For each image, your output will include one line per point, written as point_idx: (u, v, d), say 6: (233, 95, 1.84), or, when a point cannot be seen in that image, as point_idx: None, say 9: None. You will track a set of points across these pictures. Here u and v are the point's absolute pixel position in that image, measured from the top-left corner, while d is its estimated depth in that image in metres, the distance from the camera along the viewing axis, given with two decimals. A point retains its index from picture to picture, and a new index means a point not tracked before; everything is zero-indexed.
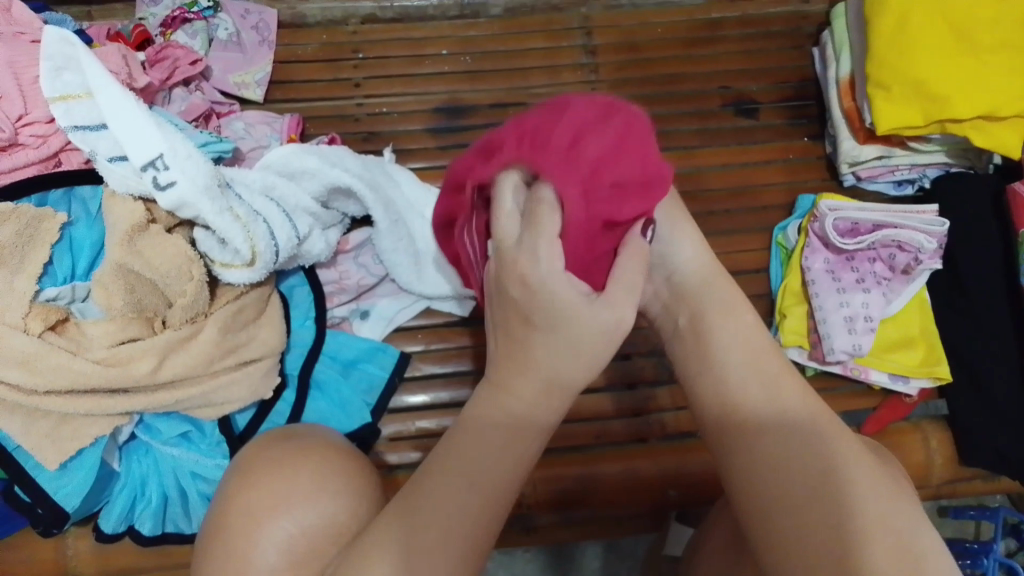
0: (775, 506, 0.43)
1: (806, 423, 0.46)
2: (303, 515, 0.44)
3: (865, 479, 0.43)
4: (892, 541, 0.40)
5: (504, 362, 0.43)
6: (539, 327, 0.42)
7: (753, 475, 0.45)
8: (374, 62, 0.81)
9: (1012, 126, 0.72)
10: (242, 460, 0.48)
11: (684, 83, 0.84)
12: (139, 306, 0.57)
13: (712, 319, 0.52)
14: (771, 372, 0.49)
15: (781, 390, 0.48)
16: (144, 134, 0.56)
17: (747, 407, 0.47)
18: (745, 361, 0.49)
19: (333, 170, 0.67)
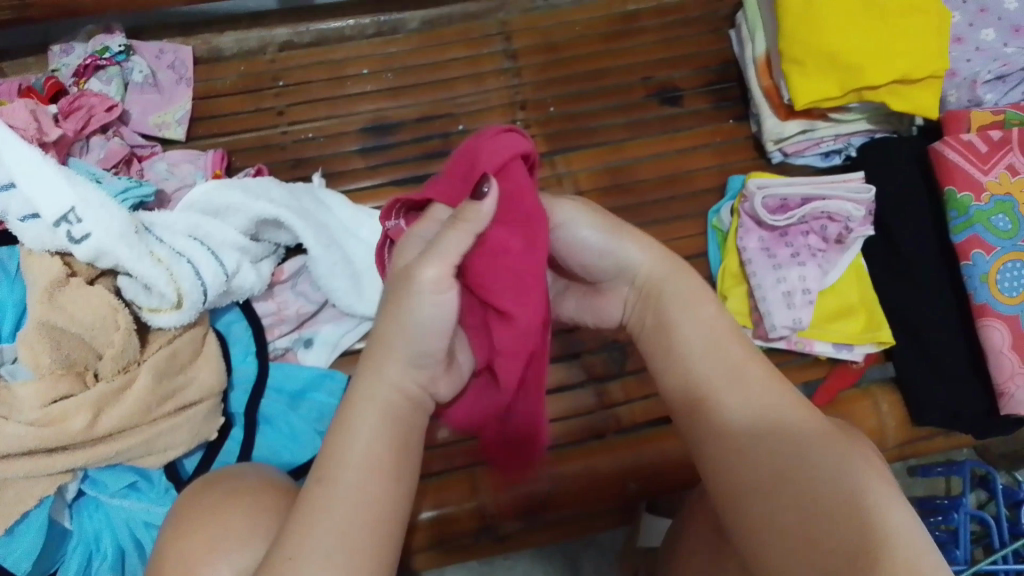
0: (749, 498, 0.40)
1: (779, 410, 0.42)
2: (238, 561, 0.44)
3: (841, 453, 0.39)
4: (876, 519, 0.36)
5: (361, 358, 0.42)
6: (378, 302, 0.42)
7: (737, 479, 0.40)
8: (295, 89, 0.81)
9: (926, 87, 0.73)
10: (182, 504, 0.49)
11: (606, 78, 0.84)
12: (67, 361, 0.57)
13: (679, 326, 0.46)
14: (736, 361, 0.44)
15: (747, 375, 0.43)
16: (54, 189, 0.57)
17: (709, 403, 0.43)
18: (709, 349, 0.44)
19: (257, 203, 0.66)
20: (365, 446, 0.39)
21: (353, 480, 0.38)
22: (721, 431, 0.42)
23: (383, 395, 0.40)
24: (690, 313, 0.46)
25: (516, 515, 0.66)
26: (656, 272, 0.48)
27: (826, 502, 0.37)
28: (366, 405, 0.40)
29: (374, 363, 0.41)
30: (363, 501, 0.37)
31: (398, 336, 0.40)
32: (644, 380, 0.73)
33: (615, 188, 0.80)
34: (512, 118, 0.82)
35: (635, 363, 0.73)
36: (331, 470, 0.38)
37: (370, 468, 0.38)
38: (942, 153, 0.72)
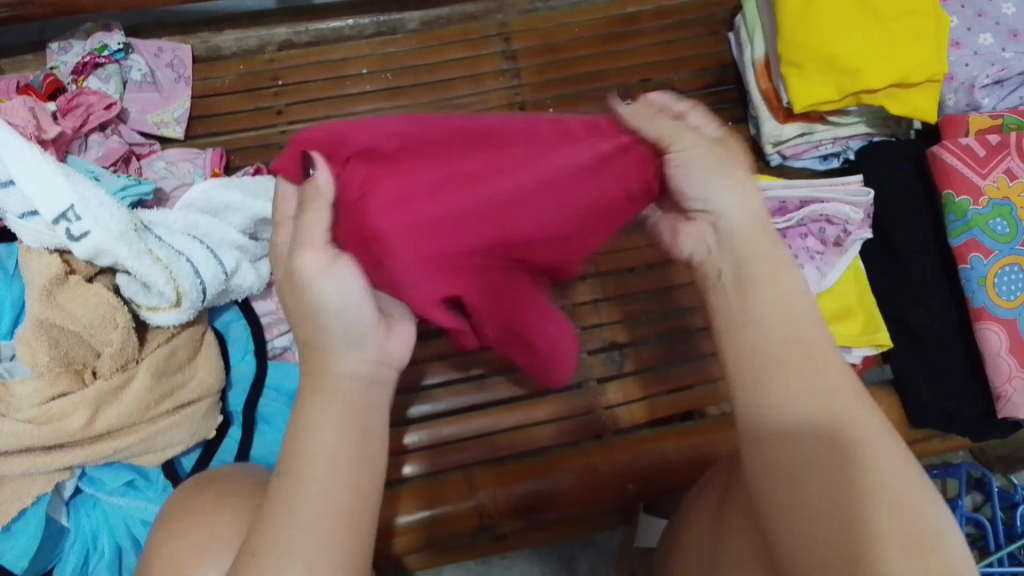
0: (782, 481, 0.37)
1: (844, 396, 0.38)
2: (224, 566, 0.44)
3: (891, 465, 0.37)
4: (914, 535, 0.34)
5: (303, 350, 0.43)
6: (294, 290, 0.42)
7: (767, 465, 0.38)
8: (293, 88, 0.81)
9: (922, 91, 0.74)
10: (175, 504, 0.49)
11: (605, 80, 0.84)
12: (66, 358, 0.57)
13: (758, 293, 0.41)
14: (808, 340, 0.40)
15: (816, 356, 0.39)
16: (53, 187, 0.56)
17: (759, 375, 0.39)
18: (788, 323, 0.40)
19: (257, 202, 0.66)
20: (335, 431, 0.40)
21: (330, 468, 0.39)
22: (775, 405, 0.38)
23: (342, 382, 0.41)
24: (772, 284, 0.42)
25: (514, 515, 0.66)
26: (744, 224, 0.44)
27: (851, 501, 0.35)
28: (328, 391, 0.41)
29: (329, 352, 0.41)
30: (333, 492, 0.38)
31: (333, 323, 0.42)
32: (642, 380, 0.73)
33: None
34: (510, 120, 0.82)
35: (633, 364, 0.74)
36: (305, 454, 0.39)
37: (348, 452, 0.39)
38: (941, 157, 0.72)
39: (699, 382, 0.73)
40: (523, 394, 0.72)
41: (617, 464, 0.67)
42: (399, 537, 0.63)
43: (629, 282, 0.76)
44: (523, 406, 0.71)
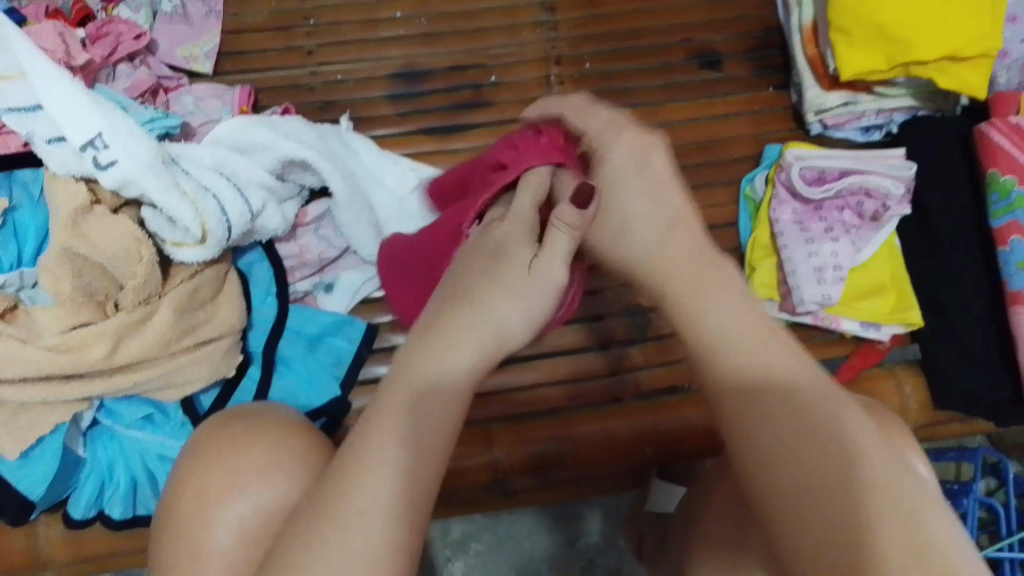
0: (774, 485, 0.37)
1: (819, 395, 0.39)
2: (261, 497, 0.44)
3: (884, 461, 0.37)
4: (908, 528, 0.34)
5: (441, 310, 0.42)
6: (490, 267, 0.44)
7: (772, 459, 0.37)
8: (326, 29, 0.79)
9: (975, 65, 0.71)
10: (197, 441, 0.47)
11: (644, 37, 0.82)
12: (88, 289, 0.57)
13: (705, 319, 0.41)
14: (782, 344, 0.40)
15: (774, 348, 0.40)
16: (83, 114, 0.56)
17: (751, 364, 0.39)
18: (753, 339, 0.40)
19: (285, 143, 0.65)
20: (407, 416, 0.38)
21: (402, 438, 0.38)
22: (767, 413, 0.38)
23: (424, 365, 0.40)
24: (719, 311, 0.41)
25: (526, 472, 0.66)
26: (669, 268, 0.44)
27: (852, 492, 0.36)
28: (413, 373, 0.40)
29: (435, 338, 0.41)
30: (392, 457, 0.37)
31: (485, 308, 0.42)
32: (665, 346, 0.71)
33: None
34: (546, 74, 0.80)
35: (657, 329, 0.72)
36: (372, 436, 0.38)
37: (414, 438, 0.38)
38: (988, 134, 0.70)
39: None
40: (544, 354, 0.70)
41: (635, 428, 0.66)
42: None
43: None
44: (542, 364, 0.70)
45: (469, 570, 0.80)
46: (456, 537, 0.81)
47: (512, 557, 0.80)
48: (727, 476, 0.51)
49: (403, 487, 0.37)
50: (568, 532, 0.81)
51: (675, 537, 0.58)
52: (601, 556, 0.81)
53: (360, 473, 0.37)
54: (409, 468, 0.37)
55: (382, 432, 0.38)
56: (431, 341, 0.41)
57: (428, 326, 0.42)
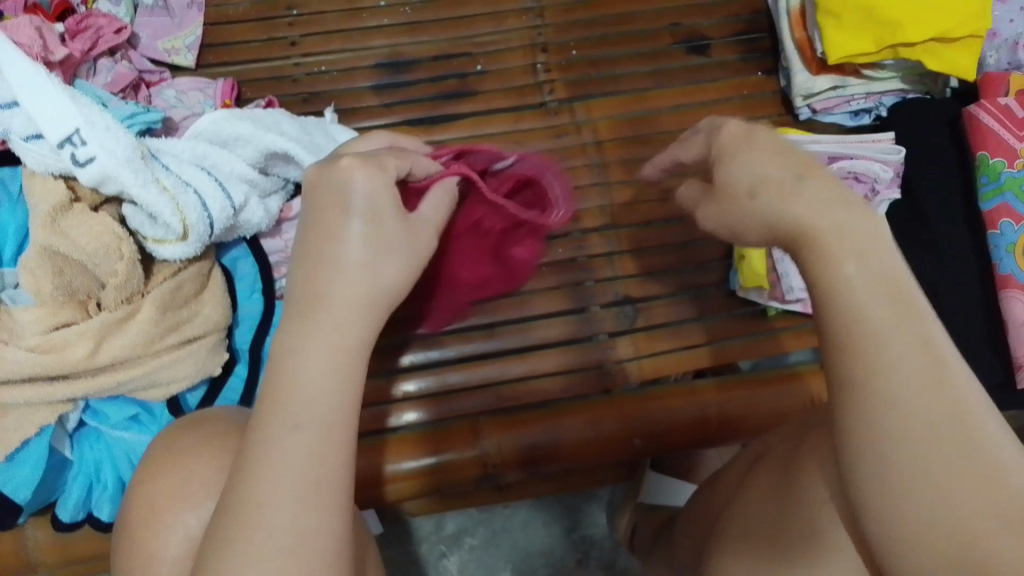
0: (860, 470, 0.35)
1: (900, 353, 0.34)
2: (209, 509, 0.43)
3: (936, 431, 0.33)
4: (929, 505, 0.33)
5: (305, 266, 0.38)
6: (353, 219, 0.38)
7: (841, 402, 0.35)
8: (309, 19, 0.78)
9: (964, 47, 0.70)
10: (167, 446, 0.47)
11: (631, 23, 0.81)
12: (69, 289, 0.56)
13: (842, 266, 0.35)
14: (881, 280, 0.35)
15: (881, 288, 0.35)
16: (60, 110, 0.55)
17: (851, 306, 0.35)
18: (880, 303, 0.34)
19: (268, 135, 0.64)
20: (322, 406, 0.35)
21: (306, 428, 0.34)
22: (871, 394, 0.34)
23: (304, 358, 0.36)
24: (862, 255, 0.35)
25: (518, 465, 0.65)
26: (827, 220, 0.36)
27: (894, 462, 0.33)
28: (298, 364, 0.36)
29: (313, 309, 0.36)
30: (299, 453, 0.34)
31: (355, 269, 0.38)
32: (654, 336, 0.71)
33: (633, 138, 0.77)
34: (532, 62, 0.79)
35: (646, 320, 0.71)
36: (285, 424, 0.34)
37: (315, 421, 0.35)
38: (976, 117, 0.70)
39: (716, 339, 0.71)
40: (530, 344, 0.70)
41: (624, 418, 0.65)
42: (397, 483, 0.63)
43: (648, 234, 0.73)
44: (534, 354, 0.69)
45: (464, 565, 0.80)
46: (450, 532, 0.81)
47: (506, 550, 0.80)
48: (752, 482, 0.52)
49: (305, 488, 0.34)
50: (561, 522, 0.81)
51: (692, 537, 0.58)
52: (596, 548, 0.81)
53: (257, 469, 0.34)
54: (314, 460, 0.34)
55: (284, 428, 0.34)
56: (316, 317, 0.36)
57: (309, 292, 0.37)
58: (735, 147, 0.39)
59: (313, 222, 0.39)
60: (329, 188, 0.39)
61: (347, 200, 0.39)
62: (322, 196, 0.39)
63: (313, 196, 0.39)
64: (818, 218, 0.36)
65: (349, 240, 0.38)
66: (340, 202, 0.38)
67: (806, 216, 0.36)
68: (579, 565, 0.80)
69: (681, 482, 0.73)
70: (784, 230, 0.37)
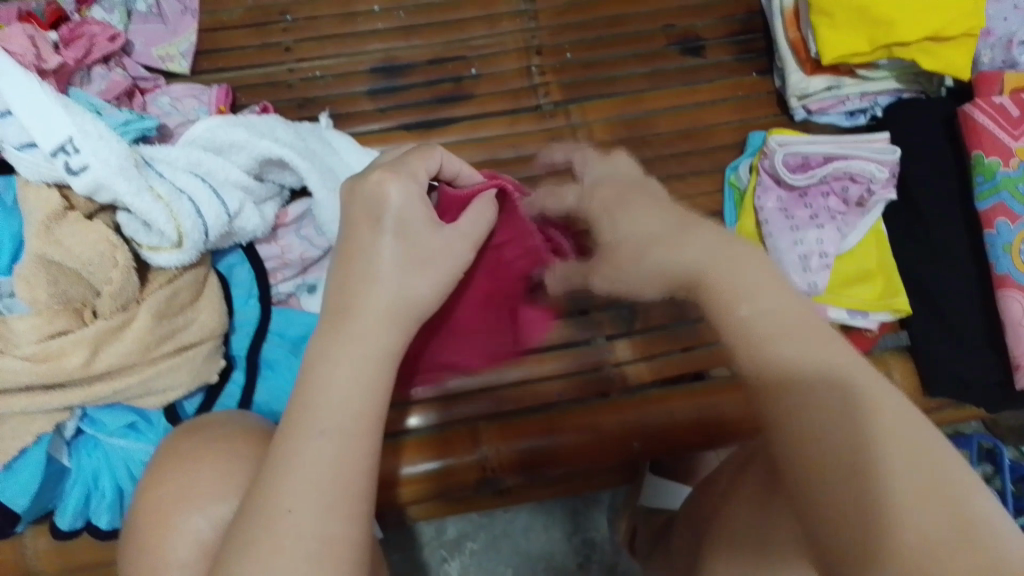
0: (825, 495, 0.33)
1: (830, 373, 0.35)
2: (216, 511, 0.43)
3: (894, 446, 0.33)
4: (913, 521, 0.31)
5: (342, 284, 0.39)
6: (386, 234, 0.40)
7: (790, 436, 0.34)
8: (303, 24, 0.78)
9: (958, 46, 0.70)
10: (164, 454, 0.47)
11: (625, 25, 0.81)
12: (64, 297, 0.56)
13: (735, 307, 0.37)
14: (787, 313, 0.37)
15: (787, 320, 0.37)
16: (53, 119, 0.55)
17: (768, 341, 0.36)
18: (785, 335, 0.36)
19: (262, 142, 0.64)
20: (347, 415, 0.36)
21: (333, 438, 0.35)
22: (818, 417, 0.34)
23: (335, 369, 0.37)
24: (750, 296, 0.37)
25: (516, 468, 0.64)
26: (704, 264, 0.39)
27: (860, 486, 0.32)
28: (327, 372, 0.37)
29: (348, 319, 0.38)
30: (325, 461, 0.34)
31: (391, 280, 0.40)
32: (654, 339, 0.72)
33: (629, 140, 0.77)
34: (527, 64, 0.79)
35: (644, 322, 0.72)
36: (307, 435, 0.35)
37: (340, 429, 0.35)
38: (972, 116, 0.70)
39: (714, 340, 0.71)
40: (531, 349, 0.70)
41: (622, 420, 0.65)
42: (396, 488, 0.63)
43: None
44: (532, 358, 0.70)
45: (465, 569, 0.80)
46: (451, 537, 0.81)
47: (507, 554, 0.80)
48: (742, 484, 0.51)
49: (334, 496, 0.34)
50: (561, 525, 0.81)
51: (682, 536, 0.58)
52: (598, 552, 0.81)
53: (283, 476, 0.34)
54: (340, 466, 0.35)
55: (308, 437, 0.35)
56: (347, 328, 0.38)
57: (343, 307, 0.39)
58: (615, 206, 0.46)
59: (349, 240, 0.41)
60: (368, 200, 0.41)
61: (378, 218, 0.41)
62: (360, 204, 0.41)
63: (352, 213, 0.41)
64: (700, 263, 0.39)
65: (386, 255, 0.40)
66: (377, 219, 0.41)
67: (694, 258, 0.39)
68: (580, 569, 0.80)
69: (678, 483, 0.72)
70: (685, 276, 0.39)
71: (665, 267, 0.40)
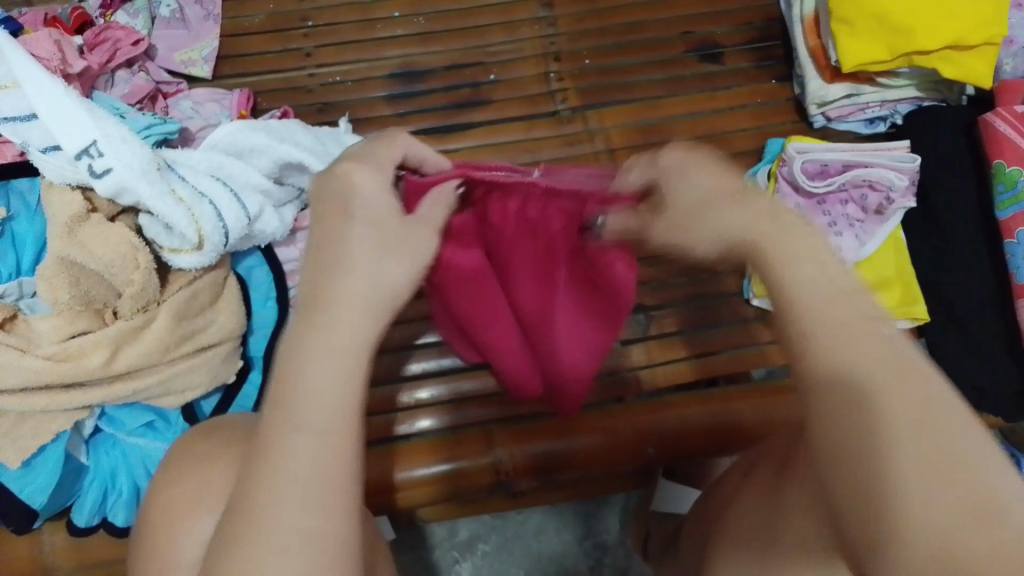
0: (845, 484, 0.31)
1: (870, 354, 0.32)
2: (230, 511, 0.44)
3: (927, 435, 0.30)
4: (933, 517, 0.29)
5: (314, 273, 0.36)
6: (356, 222, 0.38)
7: (822, 418, 0.32)
8: (324, 30, 0.79)
9: (979, 55, 0.70)
10: (179, 453, 0.48)
11: (643, 32, 0.81)
12: (86, 298, 0.57)
13: (780, 278, 0.35)
14: (838, 284, 0.34)
15: (835, 292, 0.34)
16: (79, 123, 0.56)
17: (812, 316, 0.33)
18: (830, 310, 0.33)
19: (282, 146, 0.65)
20: (331, 410, 0.33)
21: (313, 434, 0.32)
22: (847, 401, 0.31)
23: (316, 360, 0.34)
24: (794, 269, 0.34)
25: (530, 473, 0.65)
26: (757, 233, 0.36)
27: (883, 476, 0.30)
28: (308, 361, 0.34)
29: (321, 311, 0.35)
30: (309, 459, 0.32)
31: (361, 267, 0.37)
32: (667, 346, 0.71)
33: (646, 146, 0.77)
34: (544, 71, 0.79)
35: (659, 328, 0.72)
36: (287, 432, 0.32)
37: (320, 423, 0.32)
38: (992, 125, 0.70)
39: (729, 347, 0.71)
40: None
41: (636, 425, 0.65)
42: (408, 491, 0.63)
43: None
44: None
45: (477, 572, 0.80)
46: (463, 538, 0.81)
47: (519, 557, 0.80)
48: (749, 486, 0.52)
49: (318, 496, 0.31)
50: (573, 529, 0.81)
51: (694, 542, 0.58)
52: (610, 555, 0.81)
53: (265, 476, 0.32)
54: (323, 464, 0.32)
55: (289, 431, 0.32)
56: (320, 319, 0.35)
57: (316, 299, 0.35)
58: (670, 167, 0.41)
59: (319, 235, 0.38)
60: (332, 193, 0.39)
61: (352, 207, 0.38)
62: (331, 196, 0.39)
63: (317, 206, 0.39)
64: (755, 231, 0.36)
65: (358, 242, 0.37)
66: (350, 209, 0.38)
67: (749, 230, 0.36)
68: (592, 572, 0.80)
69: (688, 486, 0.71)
70: (738, 248, 0.37)
71: (696, 237, 0.38)
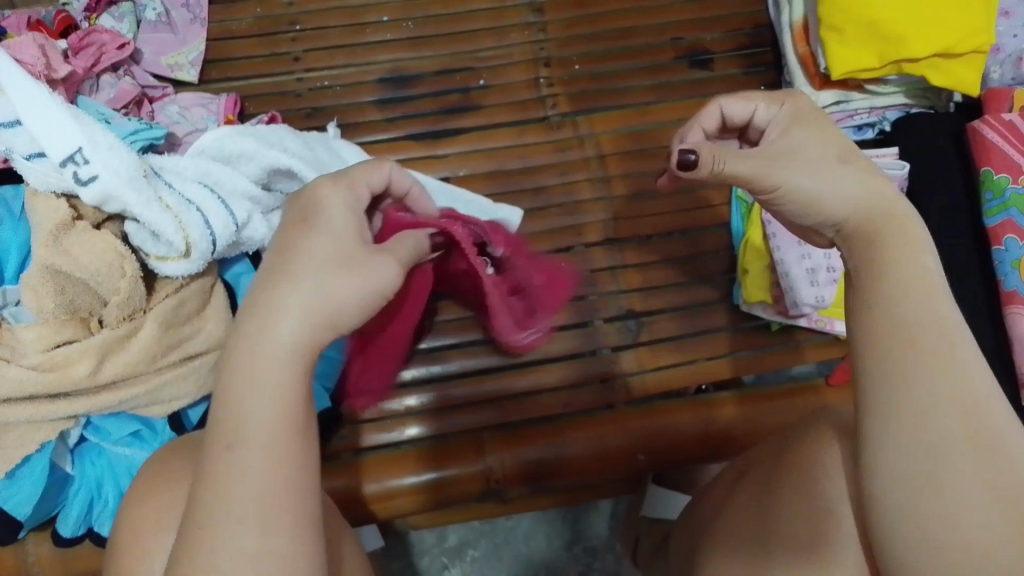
0: (892, 476, 0.34)
1: (945, 356, 0.34)
2: None
3: (979, 453, 0.33)
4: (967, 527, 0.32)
5: (260, 281, 0.36)
6: (314, 233, 0.37)
7: (888, 409, 0.34)
8: (312, 34, 0.78)
9: (968, 63, 0.70)
10: (160, 464, 0.48)
11: (633, 38, 0.81)
12: (71, 306, 0.56)
13: (893, 269, 0.36)
14: (919, 284, 0.36)
15: (922, 297, 0.35)
16: (63, 129, 0.55)
17: (901, 310, 0.35)
18: (924, 313, 0.35)
19: (271, 152, 0.64)
20: (263, 422, 0.33)
21: (253, 450, 0.32)
22: (918, 403, 0.33)
23: (254, 373, 0.33)
24: (894, 272, 0.36)
25: (521, 481, 0.64)
26: (871, 212, 0.38)
27: (933, 479, 0.33)
28: (240, 375, 0.33)
29: (257, 312, 0.34)
30: (246, 476, 0.32)
31: (311, 275, 0.35)
32: (658, 351, 0.70)
33: (637, 151, 0.77)
34: (535, 77, 0.79)
35: (650, 334, 0.71)
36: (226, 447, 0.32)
37: (254, 439, 0.32)
38: (981, 131, 0.70)
39: (719, 354, 0.71)
40: (534, 360, 0.70)
41: (628, 432, 0.65)
42: (398, 499, 0.63)
43: (651, 248, 0.73)
44: (535, 369, 0.69)
45: None
46: (452, 544, 0.80)
47: (508, 563, 0.80)
48: (741, 495, 0.52)
49: (256, 512, 0.31)
50: (562, 535, 0.81)
51: (685, 550, 0.58)
52: (599, 560, 0.81)
53: (210, 492, 0.32)
54: (266, 480, 0.32)
55: (225, 448, 0.32)
56: (252, 326, 0.34)
57: (255, 305, 0.35)
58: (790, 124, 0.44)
59: (278, 242, 0.37)
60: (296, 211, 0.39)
61: (316, 222, 0.38)
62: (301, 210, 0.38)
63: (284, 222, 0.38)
64: (863, 206, 0.39)
65: (321, 247, 0.37)
66: (313, 221, 0.38)
67: (862, 199, 0.39)
68: None
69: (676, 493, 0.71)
70: (870, 212, 0.39)
71: (817, 205, 0.39)
